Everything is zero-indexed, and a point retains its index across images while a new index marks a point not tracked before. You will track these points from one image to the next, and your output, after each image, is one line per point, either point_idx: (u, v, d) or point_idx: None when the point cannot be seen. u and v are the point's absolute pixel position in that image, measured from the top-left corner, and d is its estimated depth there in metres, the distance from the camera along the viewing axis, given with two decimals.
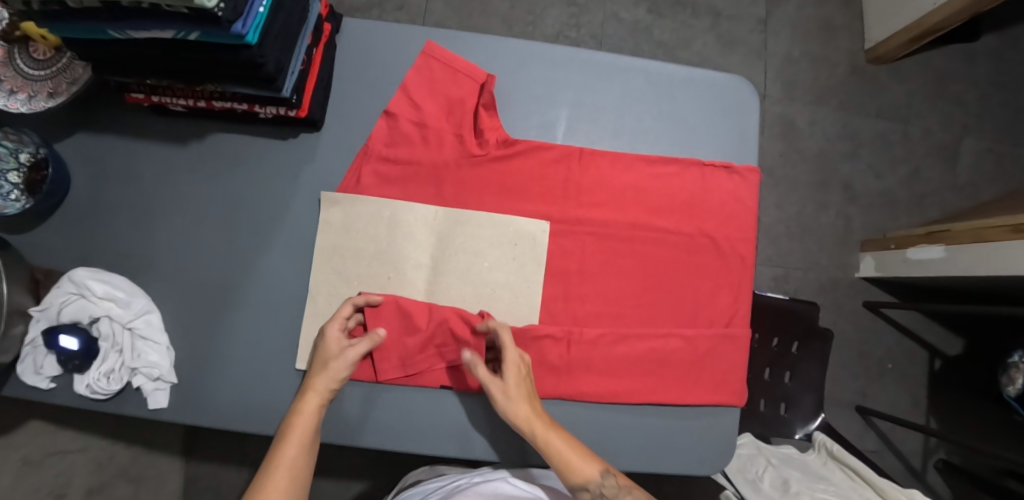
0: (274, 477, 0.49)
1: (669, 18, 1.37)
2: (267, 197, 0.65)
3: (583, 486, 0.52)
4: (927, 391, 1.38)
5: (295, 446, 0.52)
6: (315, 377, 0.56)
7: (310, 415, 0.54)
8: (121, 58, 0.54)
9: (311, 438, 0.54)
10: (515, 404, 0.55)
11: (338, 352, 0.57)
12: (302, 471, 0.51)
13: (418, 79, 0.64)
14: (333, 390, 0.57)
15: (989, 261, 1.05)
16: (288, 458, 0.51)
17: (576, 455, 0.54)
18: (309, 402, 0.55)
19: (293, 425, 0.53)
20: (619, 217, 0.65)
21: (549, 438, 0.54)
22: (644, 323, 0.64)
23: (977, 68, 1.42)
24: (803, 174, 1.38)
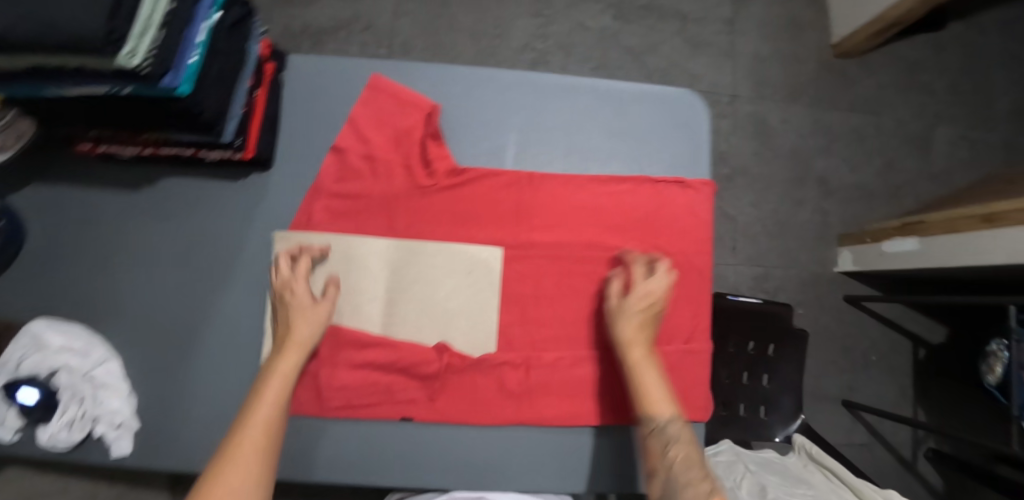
0: (248, 425, 0.49)
1: (635, 23, 1.38)
2: (221, 237, 0.65)
3: (650, 414, 0.53)
4: (913, 380, 1.38)
5: (271, 401, 0.52)
6: (295, 332, 0.57)
7: (288, 372, 0.55)
8: (61, 111, 0.54)
9: (288, 392, 0.53)
10: (626, 329, 0.58)
11: (306, 304, 0.58)
12: (278, 423, 0.50)
13: (365, 112, 0.64)
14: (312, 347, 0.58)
15: (963, 253, 1.05)
16: (264, 409, 0.50)
17: (657, 391, 0.54)
18: (289, 359, 0.55)
19: (270, 378, 0.53)
20: (573, 239, 0.64)
21: (639, 369, 0.56)
22: (604, 344, 0.64)
23: (945, 56, 1.42)
24: (777, 172, 1.38)
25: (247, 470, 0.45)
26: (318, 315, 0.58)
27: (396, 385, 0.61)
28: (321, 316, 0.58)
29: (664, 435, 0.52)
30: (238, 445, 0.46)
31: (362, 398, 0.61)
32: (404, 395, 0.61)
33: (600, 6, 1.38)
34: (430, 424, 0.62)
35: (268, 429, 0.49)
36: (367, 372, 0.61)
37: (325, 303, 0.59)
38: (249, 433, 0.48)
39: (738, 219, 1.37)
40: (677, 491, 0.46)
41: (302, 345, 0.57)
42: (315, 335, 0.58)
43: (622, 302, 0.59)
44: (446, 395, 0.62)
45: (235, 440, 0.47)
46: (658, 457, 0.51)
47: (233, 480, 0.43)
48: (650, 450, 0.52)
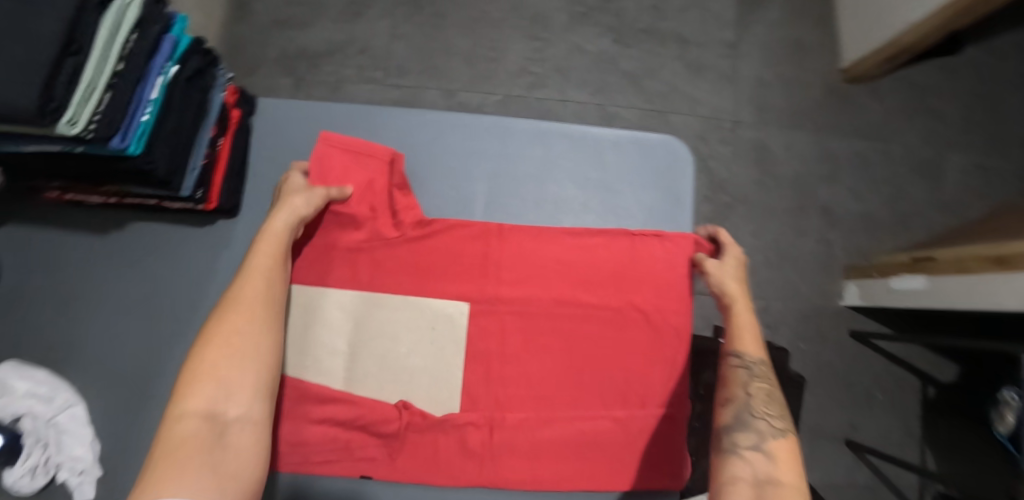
0: (248, 280, 0.51)
1: (634, 47, 1.35)
2: (189, 284, 0.65)
3: (742, 352, 0.57)
4: (919, 419, 1.32)
5: (267, 258, 0.53)
6: (285, 199, 0.56)
7: (281, 230, 0.54)
8: (21, 165, 0.54)
9: (284, 251, 0.54)
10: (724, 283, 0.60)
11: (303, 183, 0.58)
12: (277, 277, 0.53)
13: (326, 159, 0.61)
14: (306, 215, 0.56)
15: (973, 294, 1.00)
16: (258, 267, 0.52)
17: (751, 334, 0.58)
18: (279, 219, 0.55)
19: (261, 238, 0.54)
20: (542, 295, 0.62)
21: (738, 312, 0.59)
22: (570, 405, 0.61)
23: (959, 81, 1.36)
24: (779, 200, 1.34)
25: (249, 320, 0.49)
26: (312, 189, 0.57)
27: (355, 442, 0.60)
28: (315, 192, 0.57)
29: (750, 369, 0.56)
30: (234, 302, 0.50)
31: (320, 455, 0.60)
32: (364, 454, 0.60)
33: (598, 29, 1.35)
34: (389, 482, 0.61)
35: (264, 283, 0.52)
36: (330, 429, 0.60)
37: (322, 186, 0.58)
38: (249, 287, 0.51)
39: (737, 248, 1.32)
40: (752, 421, 0.52)
41: (293, 210, 0.55)
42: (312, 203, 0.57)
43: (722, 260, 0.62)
44: (409, 456, 0.60)
45: (235, 297, 0.50)
46: (738, 386, 0.55)
47: (239, 324, 0.49)
48: (728, 379, 0.56)
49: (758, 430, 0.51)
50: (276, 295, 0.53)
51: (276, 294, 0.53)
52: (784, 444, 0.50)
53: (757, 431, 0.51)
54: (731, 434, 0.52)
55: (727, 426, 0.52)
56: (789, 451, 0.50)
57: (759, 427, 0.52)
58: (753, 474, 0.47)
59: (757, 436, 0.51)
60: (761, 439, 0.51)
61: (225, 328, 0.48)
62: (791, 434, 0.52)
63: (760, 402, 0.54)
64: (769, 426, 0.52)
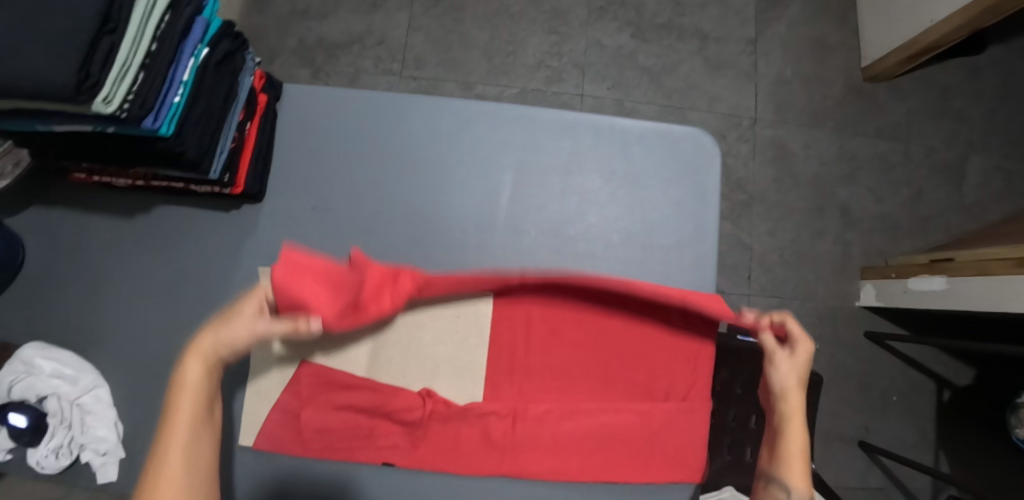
0: (168, 458, 0.42)
1: (653, 42, 1.34)
2: (213, 269, 0.65)
3: (790, 489, 0.56)
4: (935, 423, 1.31)
5: (185, 425, 0.43)
6: (203, 341, 0.46)
7: (197, 382, 0.45)
8: (54, 145, 0.54)
9: (205, 408, 0.45)
10: (785, 379, 0.61)
11: (241, 314, 0.49)
12: (200, 444, 0.44)
13: (289, 285, 0.52)
14: (229, 355, 0.48)
15: (994, 298, 0.99)
16: (179, 440, 0.43)
17: (798, 462, 0.57)
18: (195, 370, 0.45)
19: (176, 401, 0.44)
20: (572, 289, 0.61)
21: (789, 434, 0.59)
22: (593, 397, 0.61)
23: (983, 81, 1.34)
24: (797, 200, 1.32)
25: None
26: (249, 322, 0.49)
27: (378, 428, 0.60)
28: (255, 328, 0.49)
29: None
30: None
31: (344, 441, 0.60)
32: (388, 440, 0.60)
33: (617, 24, 1.34)
34: (412, 469, 0.61)
35: (185, 451, 0.43)
36: (355, 416, 0.60)
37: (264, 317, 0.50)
38: (169, 472, 0.41)
39: (754, 248, 1.32)
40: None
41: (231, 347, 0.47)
42: (244, 341, 0.48)
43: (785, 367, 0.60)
44: (433, 443, 0.60)
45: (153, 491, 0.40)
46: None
47: None
48: None
49: None
50: (202, 464, 0.44)
51: (204, 464, 0.44)
52: None
53: None
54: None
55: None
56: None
57: None
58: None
59: None
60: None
61: None
62: None
63: None
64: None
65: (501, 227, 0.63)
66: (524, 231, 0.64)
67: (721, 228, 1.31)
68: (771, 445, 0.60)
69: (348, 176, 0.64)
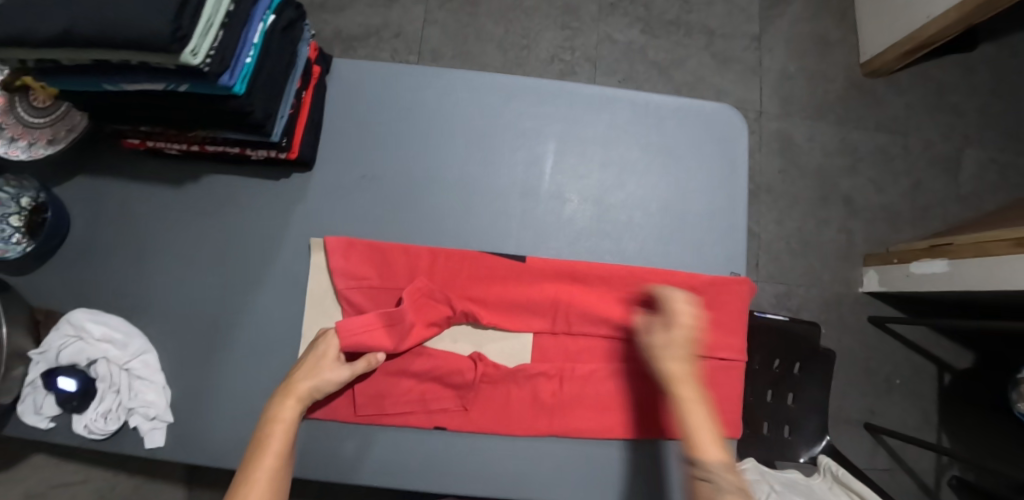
0: (255, 482, 0.49)
1: (662, 38, 1.38)
2: (260, 236, 0.66)
3: (701, 461, 0.51)
4: (937, 405, 1.35)
5: (272, 456, 0.51)
6: (295, 382, 0.55)
7: (288, 421, 0.53)
8: (116, 108, 0.55)
9: (290, 443, 0.53)
10: (665, 354, 0.56)
11: (327, 362, 0.57)
12: (280, 477, 0.51)
13: (352, 333, 0.58)
14: (313, 399, 0.56)
15: (993, 277, 1.04)
16: (266, 468, 0.50)
17: (705, 431, 0.52)
18: (288, 406, 0.54)
19: (271, 431, 0.52)
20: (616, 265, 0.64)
21: (685, 405, 0.54)
22: (635, 357, 0.64)
23: (976, 78, 1.41)
24: (802, 190, 1.37)
25: None
26: (333, 375, 0.57)
27: (430, 393, 0.62)
28: (337, 377, 0.57)
29: (713, 481, 0.50)
30: None
31: (395, 406, 0.61)
32: (440, 407, 0.62)
33: (628, 20, 1.39)
34: (463, 432, 0.62)
35: (269, 480, 0.49)
36: (407, 383, 0.62)
37: (344, 369, 0.57)
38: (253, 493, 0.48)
39: (761, 236, 1.36)
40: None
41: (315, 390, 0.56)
42: (331, 386, 0.57)
43: (667, 335, 0.56)
44: (483, 406, 0.62)
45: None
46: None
47: None
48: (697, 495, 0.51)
49: None
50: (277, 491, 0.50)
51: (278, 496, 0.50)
52: None
53: None
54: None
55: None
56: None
57: None
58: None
59: None
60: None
61: None
62: None
63: None
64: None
65: (545, 195, 0.66)
66: (567, 199, 0.66)
67: None
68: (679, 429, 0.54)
69: (396, 146, 0.66)
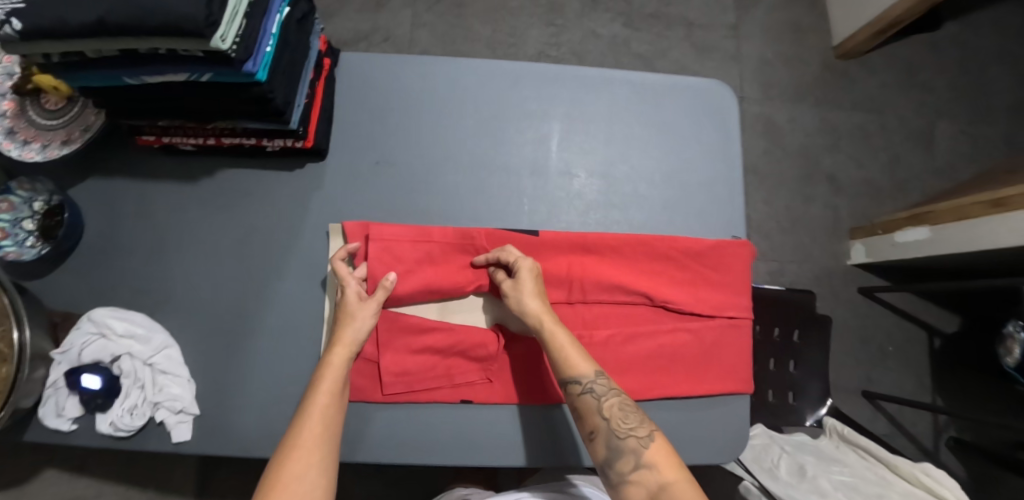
0: (311, 418, 0.53)
1: (644, 31, 1.43)
2: (277, 225, 0.67)
3: (580, 377, 0.57)
4: (930, 369, 1.41)
5: (326, 397, 0.55)
6: (340, 331, 0.58)
7: (338, 367, 0.57)
8: (137, 102, 0.56)
9: (341, 385, 0.56)
10: (526, 292, 0.59)
11: (353, 299, 0.59)
12: (334, 416, 0.54)
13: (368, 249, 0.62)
14: (359, 344, 0.59)
15: (976, 238, 1.09)
16: (319, 407, 0.54)
17: (577, 351, 0.58)
18: (338, 353, 0.57)
19: (323, 375, 0.56)
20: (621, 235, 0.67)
21: (554, 335, 0.58)
22: (650, 321, 0.67)
23: (942, 55, 1.49)
24: (787, 170, 1.43)
25: (309, 464, 0.51)
26: (365, 312, 0.59)
27: (455, 368, 0.63)
28: (368, 312, 0.59)
29: (594, 391, 0.57)
30: (297, 444, 0.52)
31: (421, 383, 0.63)
32: (465, 381, 0.63)
33: (610, 15, 1.44)
34: (488, 405, 0.64)
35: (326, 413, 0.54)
36: (433, 357, 0.63)
37: (372, 301, 0.60)
38: (309, 426, 0.53)
39: (751, 216, 1.40)
40: (622, 445, 0.55)
41: (352, 339, 0.58)
42: (365, 326, 0.59)
43: (518, 282, 0.60)
44: (505, 378, 0.64)
45: (297, 438, 0.52)
46: (595, 416, 0.56)
47: (298, 469, 0.50)
48: (586, 410, 0.57)
49: (630, 448, 0.54)
50: (333, 422, 0.54)
51: (334, 428, 0.54)
52: (658, 448, 0.54)
53: (631, 450, 0.54)
54: (614, 463, 0.55)
55: (607, 459, 0.55)
56: (664, 449, 0.54)
57: (629, 446, 0.54)
58: (649, 492, 0.52)
59: (634, 454, 0.54)
60: (638, 455, 0.54)
61: (290, 471, 0.50)
62: (658, 433, 0.55)
63: (619, 420, 0.56)
64: (637, 438, 0.54)
65: (554, 172, 0.68)
66: (575, 175, 0.69)
67: None
68: (552, 360, 0.58)
69: (406, 132, 0.68)
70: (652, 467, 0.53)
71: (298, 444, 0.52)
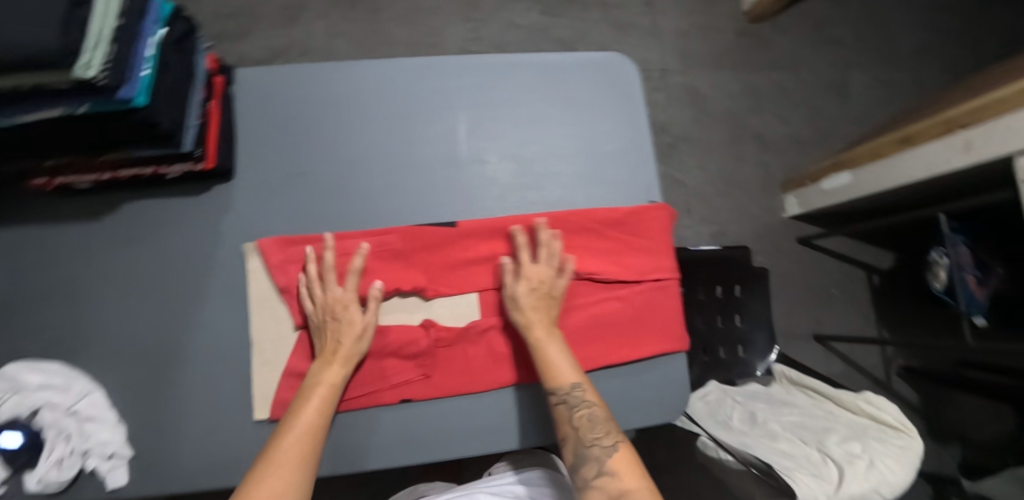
0: (293, 430, 0.54)
1: (562, 16, 1.46)
2: (190, 253, 0.65)
3: (557, 388, 0.59)
4: (874, 305, 1.49)
5: (313, 413, 0.56)
6: (336, 349, 0.60)
7: (333, 385, 0.59)
8: (15, 145, 0.54)
9: (331, 402, 0.58)
10: (523, 299, 0.62)
11: (352, 312, 0.61)
12: (320, 432, 0.56)
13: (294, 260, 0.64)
14: (357, 360, 0.61)
15: (892, 175, 1.16)
16: (307, 418, 0.55)
17: (560, 362, 0.60)
18: (334, 371, 0.59)
19: (313, 392, 0.58)
20: (537, 215, 0.68)
21: (541, 345, 0.61)
22: (579, 294, 0.69)
23: (846, 9, 1.57)
24: (716, 134, 1.48)
25: (288, 475, 0.51)
26: (359, 328, 0.61)
27: (391, 369, 0.63)
28: (360, 322, 0.61)
29: (568, 401, 0.59)
30: (280, 453, 0.52)
31: (356, 389, 0.62)
32: (403, 381, 0.63)
33: (526, 4, 1.45)
34: (431, 401, 0.64)
35: (309, 424, 0.55)
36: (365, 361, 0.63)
37: (366, 316, 0.61)
38: (291, 440, 0.53)
39: (688, 182, 1.45)
40: (586, 452, 0.57)
41: (350, 356, 0.60)
42: (362, 343, 0.61)
43: (514, 288, 0.63)
44: (442, 371, 0.64)
45: (280, 449, 0.53)
46: (566, 424, 0.59)
47: (276, 484, 0.50)
48: (558, 418, 0.59)
49: (593, 457, 0.56)
50: (318, 437, 0.56)
51: (317, 443, 0.55)
52: (620, 457, 0.56)
53: (595, 458, 0.56)
54: (580, 469, 0.57)
55: (574, 464, 0.58)
56: (627, 459, 0.56)
57: (594, 454, 0.56)
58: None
59: (597, 462, 0.56)
60: (601, 463, 0.56)
61: (268, 484, 0.50)
62: (624, 444, 0.57)
63: (587, 429, 0.57)
64: (601, 447, 0.57)
65: (466, 161, 0.69)
66: (486, 161, 0.70)
67: None
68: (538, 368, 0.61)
69: (314, 141, 0.68)
70: (614, 476, 0.55)
71: (278, 455, 0.52)
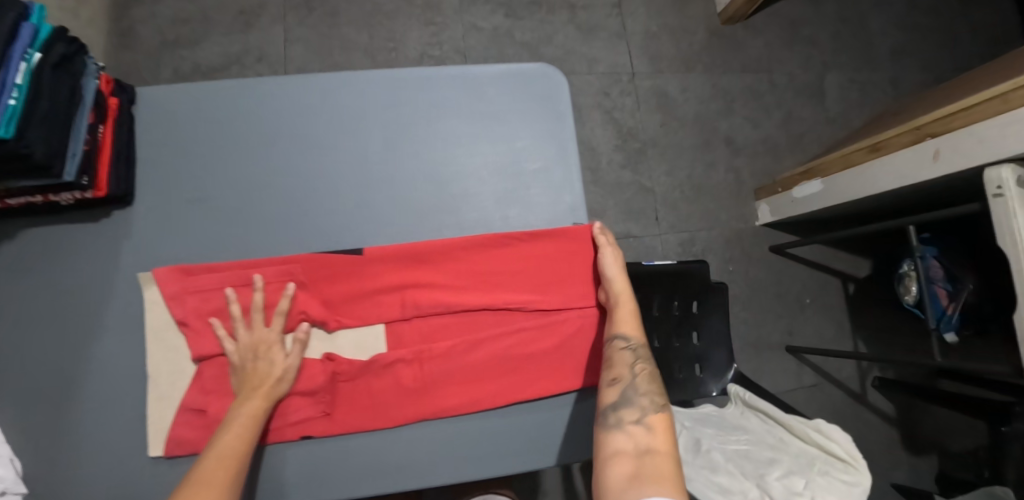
0: (209, 461, 0.51)
1: (526, 19, 1.42)
2: (91, 281, 0.63)
3: (628, 335, 0.61)
4: (849, 314, 1.44)
5: (235, 443, 0.53)
6: (258, 383, 0.58)
7: (256, 417, 0.56)
8: None
9: (253, 432, 0.55)
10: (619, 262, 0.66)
11: (274, 347, 0.60)
12: (239, 466, 0.52)
13: (197, 289, 0.61)
14: (278, 396, 0.59)
15: (861, 185, 1.11)
16: (226, 448, 0.53)
17: (631, 317, 0.63)
18: (250, 405, 0.56)
19: (234, 420, 0.55)
20: (451, 239, 0.65)
21: (624, 299, 0.64)
22: (495, 324, 0.66)
23: (822, 10, 1.52)
24: (685, 139, 1.43)
25: None
26: (286, 364, 0.60)
27: (290, 404, 0.61)
28: (288, 365, 0.60)
29: (633, 349, 0.60)
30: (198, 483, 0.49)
31: None
32: (304, 415, 0.61)
33: (490, 7, 1.41)
34: (334, 437, 0.61)
35: (230, 456, 0.52)
36: None
37: (291, 357, 0.61)
38: (209, 471, 0.50)
39: (656, 189, 1.40)
40: (634, 398, 0.57)
41: (275, 390, 0.59)
42: (286, 377, 0.60)
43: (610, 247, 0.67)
44: (346, 405, 0.61)
45: (199, 479, 0.49)
46: (623, 366, 0.59)
47: None
48: (616, 359, 0.60)
49: (638, 403, 0.56)
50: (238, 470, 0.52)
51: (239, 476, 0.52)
52: (661, 419, 0.56)
53: (640, 406, 0.56)
54: (618, 410, 0.56)
55: (613, 403, 0.57)
56: (665, 423, 0.56)
57: (642, 403, 0.56)
58: (637, 443, 0.52)
59: (638, 410, 0.56)
60: (642, 412, 0.56)
61: None
62: (668, 411, 0.57)
63: (642, 379, 0.58)
64: (648, 401, 0.57)
65: (377, 182, 0.66)
66: (399, 182, 0.67)
67: (621, 178, 1.39)
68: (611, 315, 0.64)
69: (216, 163, 0.65)
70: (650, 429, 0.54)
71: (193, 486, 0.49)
